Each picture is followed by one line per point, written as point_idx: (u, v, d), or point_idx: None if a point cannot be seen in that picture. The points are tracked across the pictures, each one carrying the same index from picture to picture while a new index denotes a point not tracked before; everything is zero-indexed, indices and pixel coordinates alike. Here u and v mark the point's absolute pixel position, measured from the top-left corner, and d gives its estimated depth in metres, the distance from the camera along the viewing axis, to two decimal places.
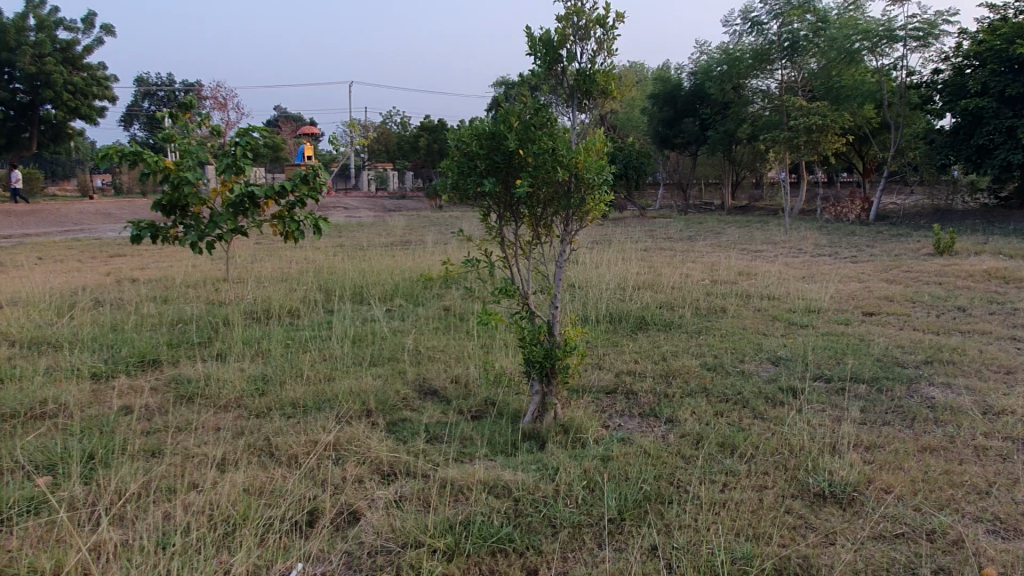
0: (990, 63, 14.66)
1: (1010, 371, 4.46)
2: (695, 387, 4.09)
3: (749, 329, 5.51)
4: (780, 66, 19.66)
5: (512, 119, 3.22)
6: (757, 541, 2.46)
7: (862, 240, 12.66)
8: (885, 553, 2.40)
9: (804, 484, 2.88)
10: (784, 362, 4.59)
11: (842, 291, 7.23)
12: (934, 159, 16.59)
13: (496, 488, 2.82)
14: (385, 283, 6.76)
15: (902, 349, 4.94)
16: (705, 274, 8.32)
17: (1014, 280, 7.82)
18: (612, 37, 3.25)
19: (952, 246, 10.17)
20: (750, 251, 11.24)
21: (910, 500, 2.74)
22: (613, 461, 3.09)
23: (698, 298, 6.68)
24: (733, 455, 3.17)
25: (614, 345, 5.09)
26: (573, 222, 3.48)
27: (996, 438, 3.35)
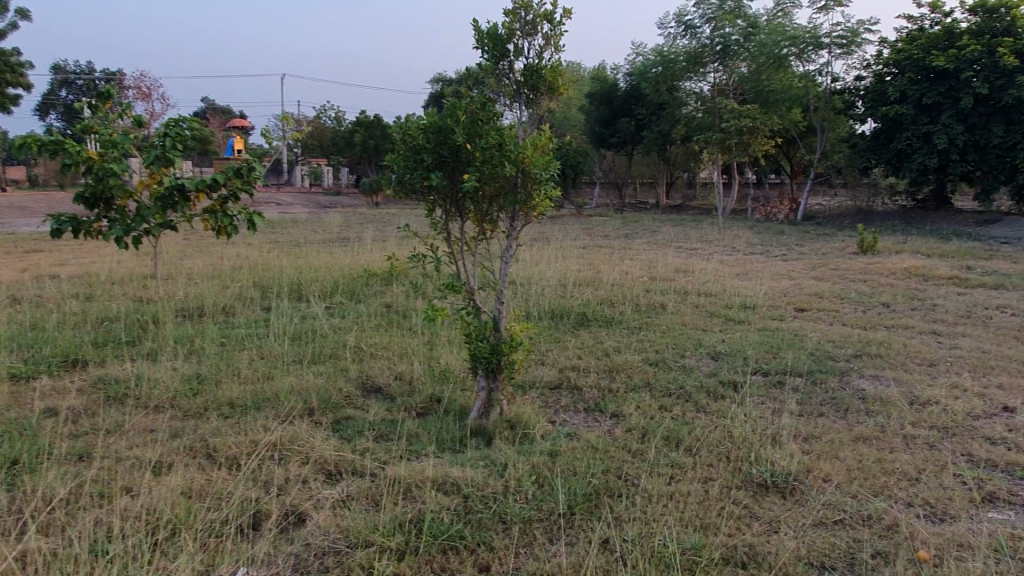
0: (908, 72, 15.37)
1: (933, 363, 4.67)
2: (638, 382, 4.14)
3: (688, 325, 5.62)
4: (713, 69, 20.16)
5: (460, 113, 3.17)
6: (705, 531, 2.50)
7: (791, 239, 13.08)
8: (826, 539, 2.47)
9: (747, 474, 2.95)
10: (723, 357, 4.70)
11: (774, 289, 7.46)
12: (856, 161, 17.30)
13: (445, 485, 2.78)
14: (324, 280, 6.60)
15: (833, 344, 5.13)
16: (643, 271, 8.45)
17: (932, 278, 8.21)
18: (559, 33, 3.24)
19: (875, 245, 10.62)
20: (686, 249, 11.48)
21: (847, 488, 2.84)
22: (561, 456, 3.09)
23: (637, 295, 6.77)
24: (678, 448, 3.22)
25: (557, 341, 5.10)
26: (519, 218, 3.46)
27: (924, 426, 3.51)
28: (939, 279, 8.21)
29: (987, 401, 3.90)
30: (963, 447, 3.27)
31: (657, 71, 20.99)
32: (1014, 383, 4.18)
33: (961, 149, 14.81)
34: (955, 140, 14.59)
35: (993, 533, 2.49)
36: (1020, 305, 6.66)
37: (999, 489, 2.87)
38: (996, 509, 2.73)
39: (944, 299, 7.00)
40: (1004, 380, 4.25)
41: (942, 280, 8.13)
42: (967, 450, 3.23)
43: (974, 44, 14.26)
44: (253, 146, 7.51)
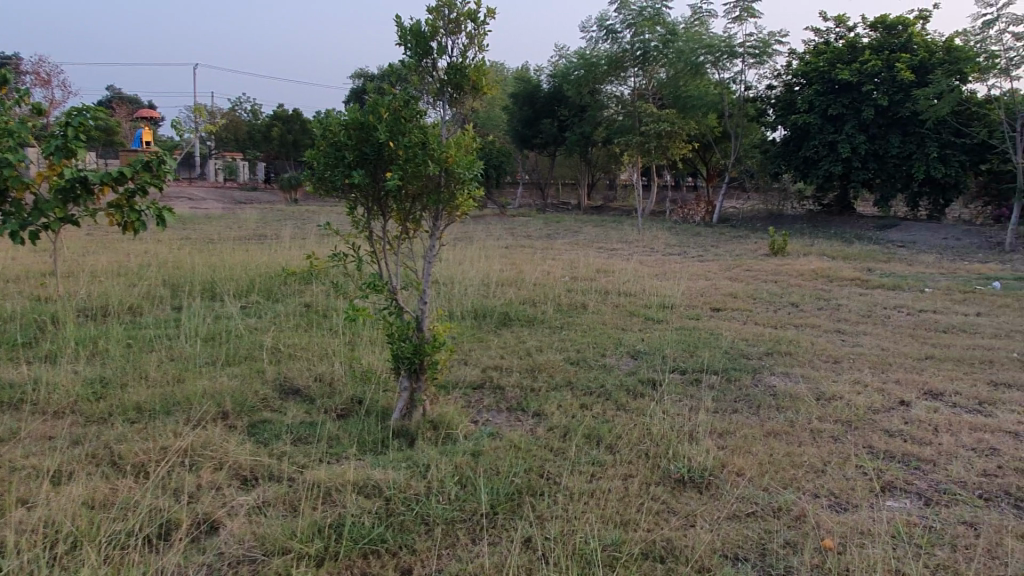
0: (816, 83, 16.13)
1: (837, 360, 4.91)
2: (560, 381, 4.18)
3: (609, 324, 5.72)
4: (633, 74, 20.59)
5: (382, 111, 3.12)
6: (625, 527, 2.54)
7: (707, 241, 13.51)
8: (739, 532, 2.56)
9: (665, 470, 3.02)
10: (642, 355, 4.81)
11: (691, 289, 7.68)
12: (768, 167, 18.02)
13: (365, 488, 2.73)
14: (239, 279, 6.39)
15: (746, 342, 5.32)
16: (565, 271, 8.56)
17: (836, 280, 8.64)
18: (483, 32, 3.24)
19: (785, 248, 11.09)
20: (607, 249, 11.70)
21: (758, 481, 2.95)
22: (484, 456, 3.09)
23: (559, 295, 6.85)
24: (599, 446, 3.27)
25: (480, 341, 5.10)
26: (442, 218, 3.44)
27: (829, 421, 3.68)
28: (843, 280, 8.65)
29: (885, 396, 4.13)
30: (865, 440, 3.45)
31: (579, 74, 21.27)
32: (910, 379, 4.45)
33: (863, 158, 15.65)
34: (858, 149, 15.38)
35: (891, 521, 2.64)
36: (915, 305, 7.09)
37: (896, 478, 3.04)
38: (894, 497, 2.90)
39: (847, 299, 7.38)
40: (901, 376, 4.52)
41: (846, 281, 8.56)
42: (868, 443, 3.41)
43: (875, 59, 15.09)
44: (163, 139, 7.18)
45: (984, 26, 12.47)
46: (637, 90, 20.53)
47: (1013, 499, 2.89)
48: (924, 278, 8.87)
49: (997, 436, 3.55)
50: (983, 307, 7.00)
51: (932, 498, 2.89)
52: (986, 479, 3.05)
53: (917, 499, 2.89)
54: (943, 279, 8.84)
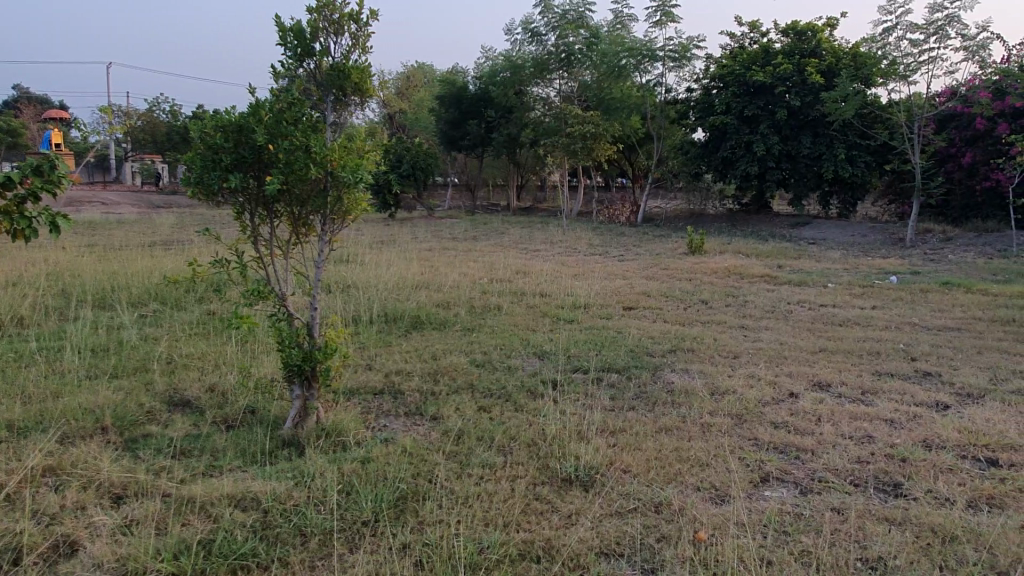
0: (732, 86, 16.65)
1: (736, 355, 5.07)
2: (461, 385, 4.16)
3: (519, 326, 5.74)
4: (558, 76, 20.77)
5: (262, 112, 3.05)
6: (506, 529, 2.56)
7: (629, 240, 13.72)
8: (617, 528, 2.60)
9: (553, 470, 3.05)
10: (547, 356, 4.84)
11: (606, 288, 7.77)
12: (689, 167, 18.44)
13: (243, 501, 2.67)
14: (138, 287, 6.12)
15: (651, 340, 5.42)
16: (484, 273, 8.56)
17: (747, 277, 8.93)
18: (366, 33, 3.20)
19: (702, 246, 11.36)
20: (530, 250, 11.75)
21: (643, 477, 3.01)
22: (372, 462, 3.06)
23: (472, 297, 6.84)
24: (493, 447, 3.28)
25: (386, 345, 5.03)
26: (332, 221, 3.38)
27: (719, 415, 3.79)
28: (754, 276, 8.93)
29: (777, 389, 4.29)
30: (751, 432, 3.56)
31: (506, 76, 21.33)
32: (802, 371, 4.62)
33: (776, 158, 16.22)
34: (772, 149, 15.94)
35: (764, 511, 2.73)
36: (817, 300, 7.36)
37: (775, 468, 3.15)
38: (771, 486, 3.01)
39: (754, 295, 7.62)
40: (794, 368, 4.68)
41: (757, 278, 8.85)
42: (753, 435, 3.53)
43: (787, 63, 15.68)
44: (68, 141, 6.90)
45: (883, 33, 13.09)
46: (563, 92, 20.74)
47: (880, 483, 3.04)
48: (828, 274, 9.22)
49: (874, 424, 3.72)
50: (879, 301, 7.33)
51: (808, 487, 3.00)
52: (859, 466, 3.19)
53: (794, 488, 3.00)
54: (847, 275, 9.22)
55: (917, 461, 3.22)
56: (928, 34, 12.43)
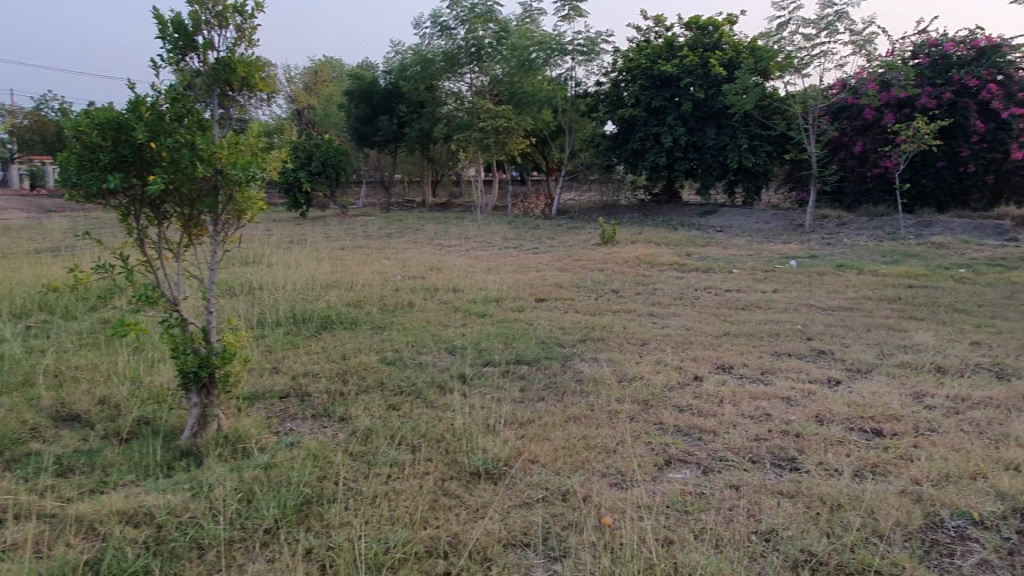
0: (640, 80, 17.02)
1: (644, 342, 5.19)
2: (371, 383, 4.10)
3: (431, 322, 5.70)
4: (469, 70, 20.73)
5: (143, 109, 2.91)
6: (412, 527, 2.53)
7: (543, 233, 13.83)
8: (524, 519, 2.62)
9: (462, 465, 3.04)
10: (458, 351, 4.84)
11: (518, 281, 7.82)
12: (601, 159, 18.73)
13: (135, 517, 2.54)
14: (23, 297, 5.74)
15: (562, 330, 5.48)
16: (397, 270, 8.47)
17: (657, 265, 9.17)
18: (252, 26, 3.10)
19: (614, 236, 11.57)
20: (445, 245, 11.69)
21: (551, 467, 3.04)
22: (275, 468, 2.97)
23: (384, 294, 6.76)
24: (401, 445, 3.25)
25: (294, 347, 4.90)
26: (226, 221, 3.24)
27: (626, 401, 3.88)
28: (662, 265, 9.18)
29: (682, 372, 4.42)
30: (656, 417, 3.66)
31: (416, 70, 21.11)
32: (705, 355, 4.78)
33: (683, 149, 16.71)
34: (679, 140, 16.41)
35: (666, 493, 2.81)
36: (722, 286, 7.62)
37: (678, 450, 3.24)
38: (674, 468, 3.09)
39: (663, 283, 7.82)
40: (698, 353, 4.84)
41: (666, 266, 9.10)
42: (658, 419, 3.62)
43: (691, 56, 16.16)
44: None
45: (778, 28, 13.65)
46: (475, 87, 20.84)
47: (776, 459, 3.17)
48: (733, 260, 9.57)
49: (772, 402, 3.89)
50: (780, 284, 7.65)
51: (708, 466, 3.10)
52: (756, 443, 3.32)
53: (696, 468, 3.09)
54: (750, 260, 9.59)
55: (810, 436, 3.37)
56: (819, 29, 13.04)
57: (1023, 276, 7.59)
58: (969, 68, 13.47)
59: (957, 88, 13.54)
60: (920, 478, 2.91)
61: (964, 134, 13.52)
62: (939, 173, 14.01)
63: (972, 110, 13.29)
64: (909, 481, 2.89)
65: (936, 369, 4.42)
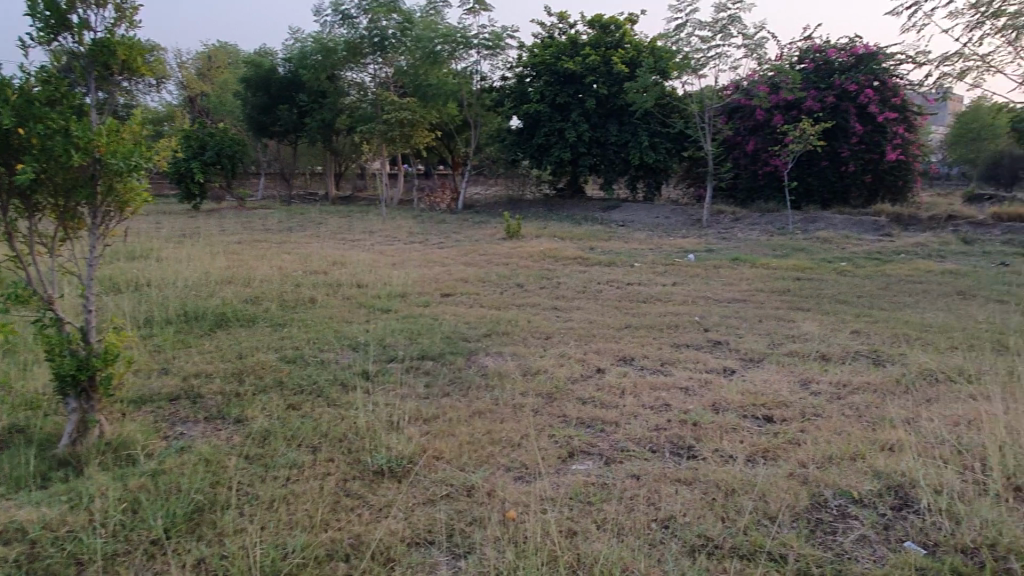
0: (544, 75, 17.17)
1: (548, 335, 5.25)
2: (269, 382, 3.95)
3: (333, 318, 5.55)
4: (372, 61, 20.33)
5: (9, 93, 2.69)
6: (312, 530, 2.45)
7: (449, 227, 13.75)
8: (429, 516, 2.59)
9: (364, 464, 2.98)
10: (362, 347, 4.74)
11: (424, 275, 7.74)
12: (506, 154, 18.75)
13: (4, 535, 2.35)
14: None
15: (467, 325, 5.46)
16: (298, 265, 8.21)
17: (561, 259, 9.30)
18: (132, 6, 2.90)
19: (519, 231, 11.63)
20: (348, 240, 11.43)
21: (456, 462, 3.02)
22: (164, 474, 2.81)
23: (284, 290, 6.54)
24: (300, 446, 3.14)
25: (185, 347, 4.66)
26: (107, 213, 3.03)
27: (530, 395, 3.90)
28: (567, 259, 9.30)
29: (585, 365, 4.50)
30: (560, 410, 3.70)
31: (317, 59, 20.48)
32: (607, 348, 4.87)
33: (587, 144, 17.00)
34: (582, 136, 16.69)
35: (570, 484, 2.85)
36: (623, 279, 7.80)
37: (582, 442, 3.29)
38: (578, 460, 3.13)
39: (566, 277, 7.92)
40: (600, 346, 4.93)
41: (570, 260, 9.23)
42: (562, 412, 3.66)
43: (593, 54, 16.46)
44: None
45: (676, 29, 14.08)
46: (379, 78, 20.21)
47: (675, 447, 3.27)
48: (634, 254, 9.83)
49: (671, 392, 4.01)
50: (678, 277, 7.91)
51: (610, 457, 3.16)
52: (656, 433, 3.41)
53: (598, 459, 3.14)
54: (651, 254, 9.87)
55: (705, 424, 3.50)
56: (714, 32, 13.55)
57: (896, 269, 8.14)
58: (849, 74, 14.40)
59: (838, 93, 14.45)
60: (806, 461, 3.07)
61: (844, 135, 14.45)
62: (823, 172, 14.85)
63: (851, 113, 14.25)
64: (796, 464, 3.04)
65: (820, 357, 4.68)
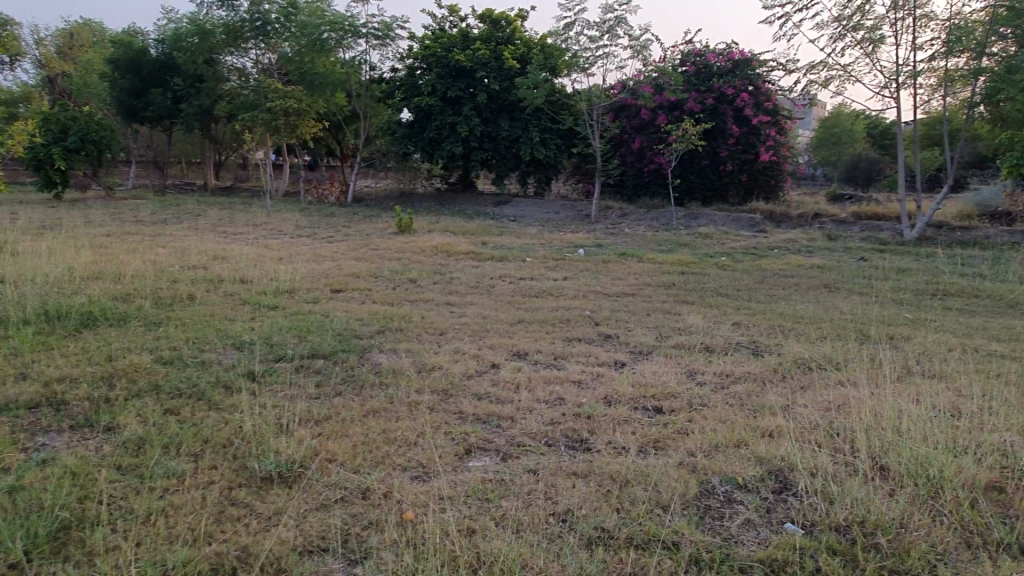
0: (435, 68, 17.03)
1: (442, 332, 5.19)
2: (143, 387, 3.68)
3: (215, 315, 5.27)
4: (254, 46, 19.43)
5: None
6: (194, 543, 2.30)
7: (338, 221, 13.38)
8: (322, 522, 2.48)
9: (251, 470, 2.83)
10: (247, 346, 4.51)
11: (312, 271, 7.49)
12: (397, 147, 18.40)
13: None
14: None
15: (359, 322, 5.32)
16: (174, 259, 7.74)
17: (454, 254, 9.25)
18: None
19: (411, 225, 11.47)
20: (230, 233, 10.91)
21: (350, 464, 2.92)
22: (24, 491, 2.56)
23: (160, 287, 6.14)
24: (179, 453, 2.95)
25: (46, 349, 4.28)
26: None
27: (426, 392, 3.83)
28: (459, 254, 9.26)
29: (480, 361, 4.48)
30: (456, 406, 3.66)
31: (193, 41, 19.36)
32: (502, 343, 4.89)
33: (478, 138, 17.00)
34: (474, 131, 16.67)
35: (468, 482, 2.82)
36: (516, 274, 7.86)
37: (478, 439, 3.27)
38: (475, 457, 3.11)
39: (460, 272, 7.89)
40: (495, 341, 4.93)
41: (463, 255, 9.20)
42: (458, 409, 3.63)
43: (484, 49, 16.50)
44: None
45: (565, 28, 14.31)
46: (262, 64, 19.59)
47: (570, 441, 3.31)
48: (526, 249, 9.93)
49: (565, 386, 4.06)
50: (569, 272, 8.05)
51: (507, 453, 3.15)
52: (551, 427, 3.44)
53: (495, 455, 3.13)
54: (542, 249, 9.99)
55: (599, 417, 3.56)
56: (601, 32, 13.87)
57: (771, 263, 8.63)
58: (727, 78, 15.17)
59: (717, 95, 15.18)
60: (694, 450, 3.19)
61: (722, 135, 15.21)
62: (704, 171, 15.52)
63: (729, 116, 15.03)
64: (685, 453, 3.15)
65: (705, 349, 4.88)
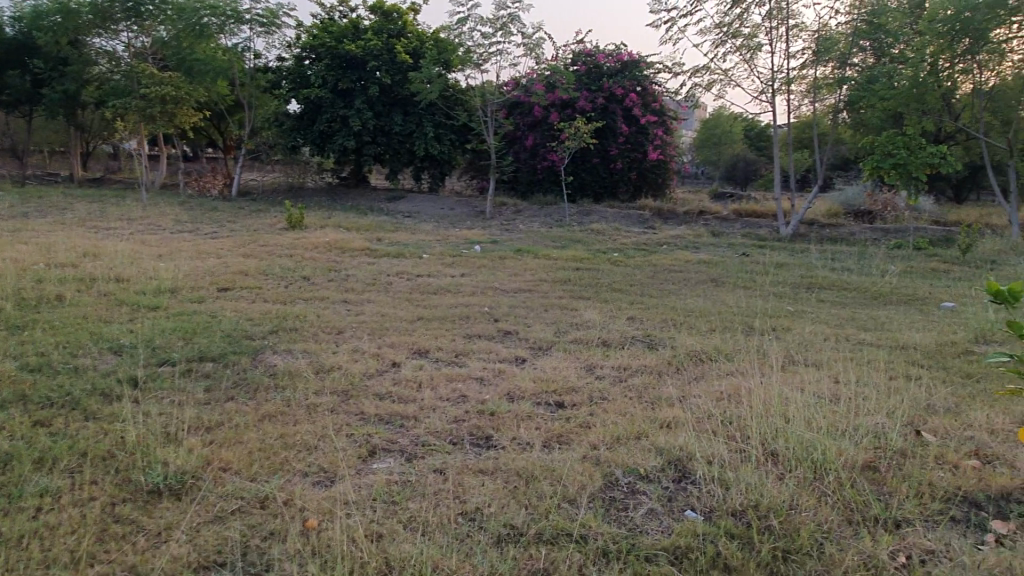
0: (325, 59, 16.53)
1: (339, 330, 5.04)
2: (7, 398, 3.35)
3: (88, 317, 4.89)
4: (125, 28, 17.87)
5: None
6: (74, 567, 2.12)
7: (223, 216, 12.75)
8: (218, 535, 2.35)
9: (137, 484, 2.64)
10: (126, 350, 4.21)
11: (197, 269, 7.09)
12: (284, 140, 17.73)
13: None
14: None
15: (250, 322, 5.08)
16: (39, 257, 7.12)
17: (348, 250, 9.02)
18: None
19: (302, 221, 11.08)
20: (102, 228, 10.15)
21: (246, 473, 2.78)
22: None
23: (23, 287, 5.63)
24: (52, 469, 2.70)
25: None
26: None
27: (324, 394, 3.71)
28: (354, 250, 9.04)
29: (380, 360, 4.37)
30: (357, 407, 3.56)
31: (56, 20, 17.88)
32: (402, 341, 4.80)
33: (371, 133, 16.65)
34: (366, 124, 16.31)
35: (372, 484, 2.75)
36: (414, 271, 7.75)
37: (381, 440, 3.19)
38: (378, 458, 3.03)
39: (355, 269, 7.70)
40: (394, 339, 4.84)
41: (358, 252, 8.98)
42: (359, 410, 3.53)
43: (376, 40, 16.17)
44: None
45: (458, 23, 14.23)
46: (134, 48, 18.01)
47: (475, 438, 3.30)
48: (422, 246, 9.82)
49: (467, 383, 4.04)
50: (467, 269, 8.02)
51: (412, 453, 3.10)
52: (456, 426, 3.41)
53: (399, 456, 3.07)
54: (439, 246, 9.92)
55: (503, 414, 3.56)
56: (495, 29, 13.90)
57: (661, 259, 8.94)
58: (616, 78, 15.60)
59: (607, 95, 15.58)
60: (597, 443, 3.25)
61: (612, 134, 15.60)
62: (595, 168, 15.83)
63: (618, 115, 15.44)
64: (589, 447, 3.20)
65: (603, 343, 4.99)
